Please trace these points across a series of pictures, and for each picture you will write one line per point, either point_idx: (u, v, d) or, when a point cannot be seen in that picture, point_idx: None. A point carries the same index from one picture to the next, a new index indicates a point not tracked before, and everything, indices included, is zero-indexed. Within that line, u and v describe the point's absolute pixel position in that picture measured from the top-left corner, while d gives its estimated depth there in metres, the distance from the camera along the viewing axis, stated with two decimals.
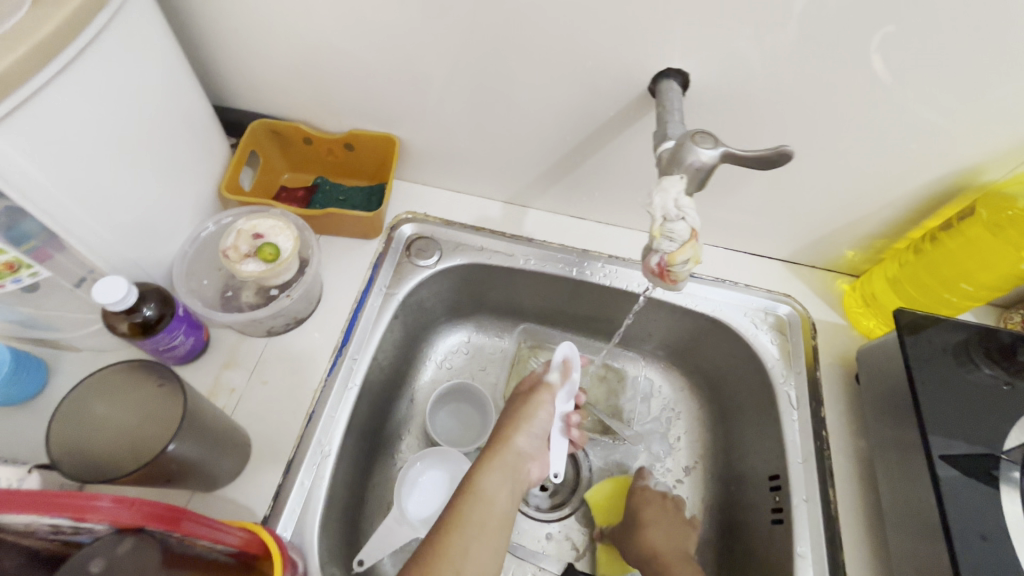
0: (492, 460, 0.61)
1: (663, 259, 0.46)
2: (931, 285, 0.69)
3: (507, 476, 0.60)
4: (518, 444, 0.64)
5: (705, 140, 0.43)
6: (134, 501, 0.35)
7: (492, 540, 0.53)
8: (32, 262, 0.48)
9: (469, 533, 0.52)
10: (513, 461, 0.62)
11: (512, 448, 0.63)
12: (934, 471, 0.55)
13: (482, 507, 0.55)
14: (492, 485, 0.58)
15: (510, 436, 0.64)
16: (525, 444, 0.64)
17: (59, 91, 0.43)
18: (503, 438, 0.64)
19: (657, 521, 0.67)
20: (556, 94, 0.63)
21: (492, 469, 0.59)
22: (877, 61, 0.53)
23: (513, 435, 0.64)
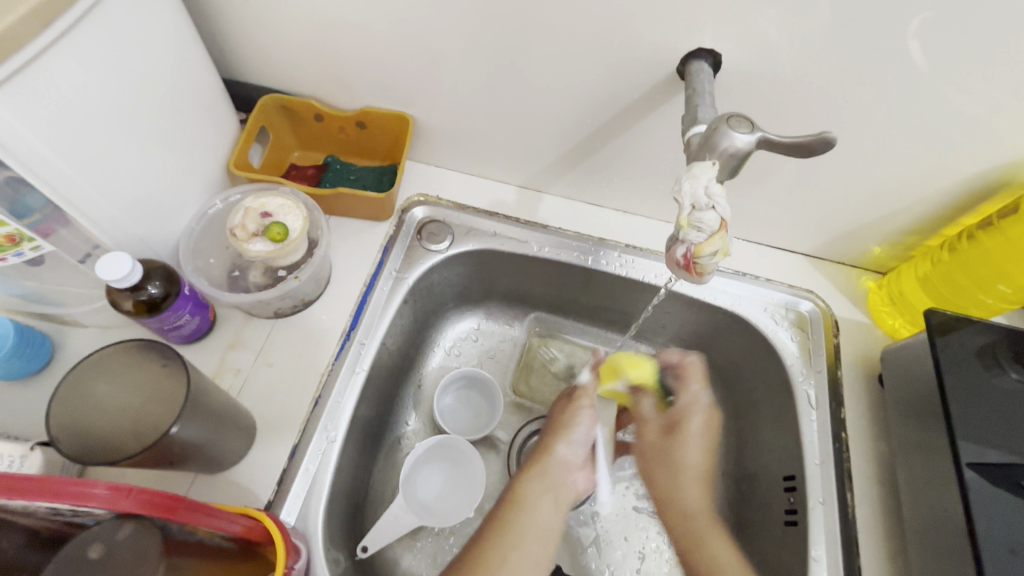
0: (540, 458, 0.65)
1: (690, 250, 0.43)
2: (964, 285, 0.66)
3: (550, 480, 0.63)
4: (561, 454, 0.66)
5: (740, 124, 0.41)
6: (132, 490, 0.33)
7: (532, 546, 0.57)
8: (35, 236, 0.47)
9: (512, 538, 0.56)
10: (557, 471, 0.64)
11: (553, 459, 0.65)
12: (962, 478, 0.53)
13: (524, 514, 0.59)
14: (533, 491, 0.61)
15: (554, 448, 0.66)
16: (569, 454, 0.66)
17: (62, 58, 0.41)
18: (547, 447, 0.66)
19: (701, 412, 0.71)
20: (579, 74, 0.60)
21: (538, 477, 0.63)
22: (916, 48, 0.50)
23: (556, 446, 0.66)
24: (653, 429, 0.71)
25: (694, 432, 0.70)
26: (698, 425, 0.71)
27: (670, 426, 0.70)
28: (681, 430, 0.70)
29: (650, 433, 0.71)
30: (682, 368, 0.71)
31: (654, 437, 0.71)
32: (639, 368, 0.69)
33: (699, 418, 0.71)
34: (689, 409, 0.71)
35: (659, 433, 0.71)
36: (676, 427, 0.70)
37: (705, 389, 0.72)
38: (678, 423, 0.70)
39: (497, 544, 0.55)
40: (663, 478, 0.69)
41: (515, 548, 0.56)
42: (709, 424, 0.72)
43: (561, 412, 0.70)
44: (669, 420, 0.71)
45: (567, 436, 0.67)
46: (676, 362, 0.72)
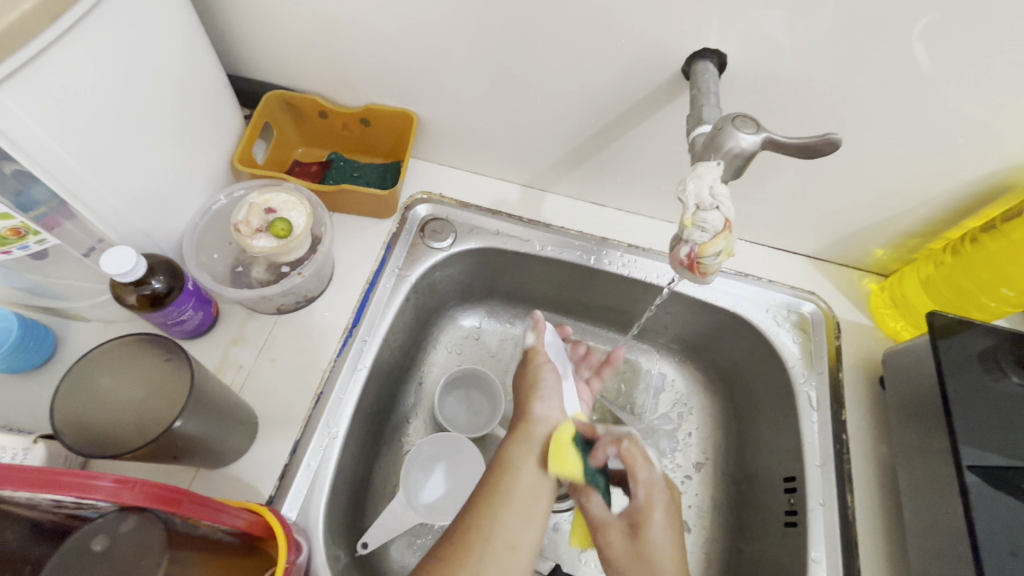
0: (521, 423, 0.62)
1: (693, 250, 0.43)
2: (968, 288, 0.66)
3: (535, 439, 0.60)
4: (538, 413, 0.62)
5: (746, 124, 0.41)
6: (137, 483, 0.33)
7: (524, 505, 0.55)
8: (41, 230, 0.47)
9: (502, 502, 0.54)
10: (543, 429, 0.61)
11: (534, 418, 0.62)
12: (962, 480, 0.53)
13: (511, 478, 0.56)
14: (518, 457, 0.58)
15: (530, 408, 0.63)
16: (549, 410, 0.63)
17: (71, 54, 0.41)
18: (524, 411, 0.63)
19: (660, 502, 0.58)
20: (583, 74, 0.60)
21: (522, 441, 0.59)
22: (921, 52, 0.50)
23: (532, 404, 0.63)
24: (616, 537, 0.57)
25: (656, 524, 0.56)
26: (661, 519, 0.56)
27: (631, 525, 0.57)
28: (643, 524, 0.56)
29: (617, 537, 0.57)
30: (624, 450, 0.60)
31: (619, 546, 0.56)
32: (568, 458, 0.57)
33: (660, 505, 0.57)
34: (646, 501, 0.58)
35: (622, 540, 0.56)
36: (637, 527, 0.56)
37: (651, 474, 0.59)
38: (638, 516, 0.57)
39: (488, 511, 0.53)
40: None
41: (508, 514, 0.53)
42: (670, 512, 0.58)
43: (524, 375, 0.67)
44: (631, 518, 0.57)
45: (540, 396, 0.64)
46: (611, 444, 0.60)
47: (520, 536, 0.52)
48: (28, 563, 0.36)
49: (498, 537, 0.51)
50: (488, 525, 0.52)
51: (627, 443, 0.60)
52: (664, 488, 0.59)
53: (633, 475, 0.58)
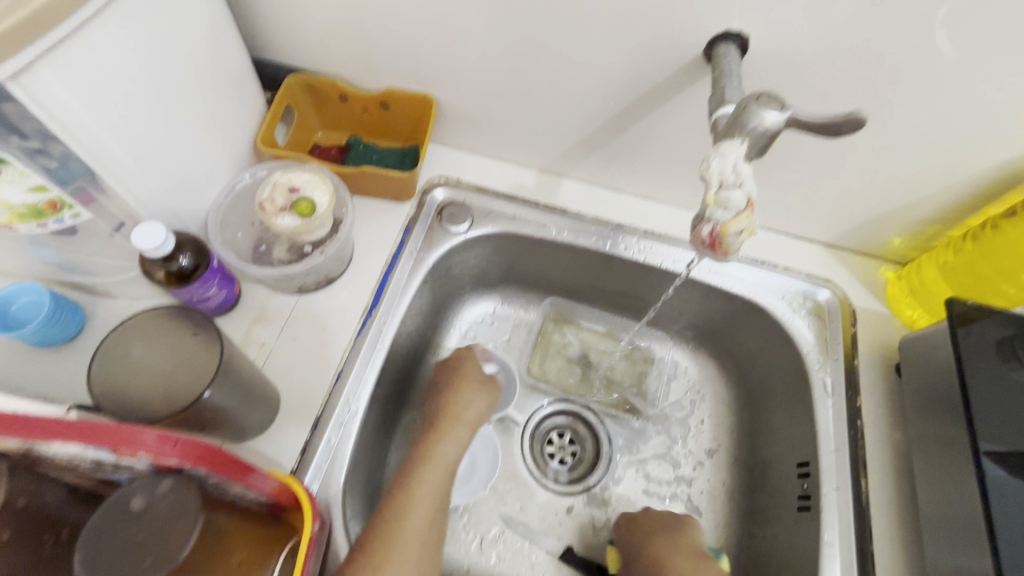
0: (442, 419, 0.62)
1: (715, 229, 0.43)
2: (989, 276, 0.66)
3: (460, 438, 0.61)
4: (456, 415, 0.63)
5: (771, 102, 0.41)
6: (178, 440, 0.34)
7: (431, 511, 0.54)
8: (75, 203, 0.47)
9: (412, 506, 0.53)
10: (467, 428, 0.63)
11: (457, 415, 0.63)
12: (981, 469, 0.53)
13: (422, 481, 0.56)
14: (434, 457, 0.58)
15: (459, 407, 0.64)
16: (474, 412, 0.64)
17: (108, 29, 0.42)
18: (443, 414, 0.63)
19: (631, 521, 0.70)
20: (604, 57, 0.60)
21: (448, 436, 0.60)
22: (943, 38, 0.50)
23: (461, 404, 0.64)
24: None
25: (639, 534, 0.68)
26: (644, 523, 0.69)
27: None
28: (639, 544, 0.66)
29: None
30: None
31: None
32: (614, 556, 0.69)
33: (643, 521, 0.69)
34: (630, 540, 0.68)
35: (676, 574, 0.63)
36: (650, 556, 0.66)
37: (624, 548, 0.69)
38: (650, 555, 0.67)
39: (406, 501, 0.53)
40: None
41: (421, 508, 0.53)
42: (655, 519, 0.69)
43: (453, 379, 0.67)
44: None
45: (466, 396, 0.65)
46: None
47: (433, 530, 0.53)
48: (65, 525, 0.38)
49: (412, 537, 0.51)
50: (405, 518, 0.52)
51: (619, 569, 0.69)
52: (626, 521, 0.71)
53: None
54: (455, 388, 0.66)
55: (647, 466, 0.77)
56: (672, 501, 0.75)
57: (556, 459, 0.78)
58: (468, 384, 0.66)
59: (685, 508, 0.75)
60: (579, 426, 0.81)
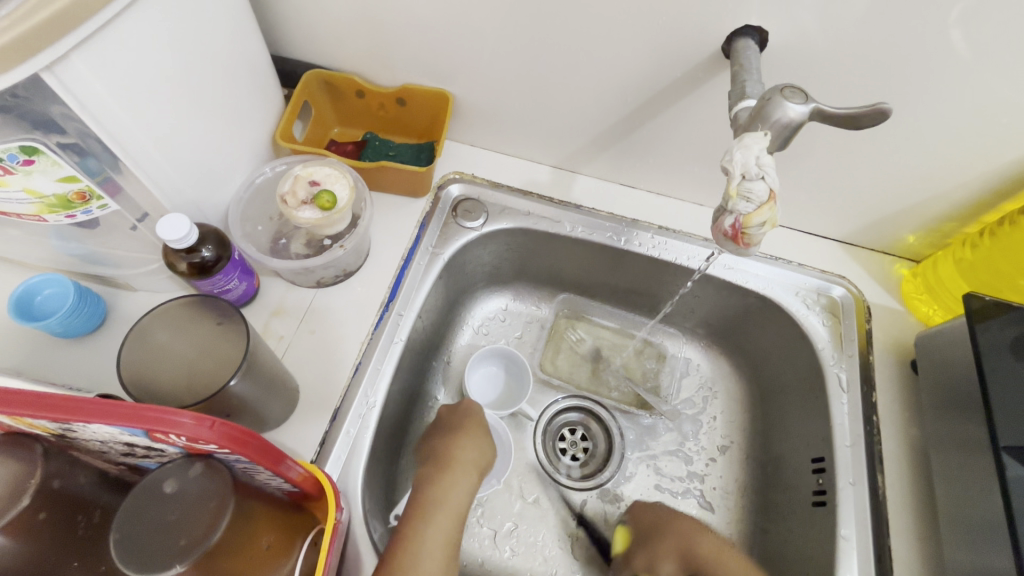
0: (445, 465, 0.60)
1: (738, 221, 0.44)
2: (1009, 272, 0.65)
3: (467, 484, 0.59)
4: (463, 458, 0.61)
5: (795, 94, 0.41)
6: (214, 422, 0.34)
7: (443, 558, 0.53)
8: (103, 194, 0.48)
9: (422, 552, 0.52)
10: (472, 473, 0.61)
11: (463, 460, 0.61)
12: (1003, 469, 0.52)
13: (432, 526, 0.54)
14: (443, 499, 0.57)
15: (463, 452, 0.62)
16: (479, 457, 0.62)
17: (137, 21, 0.43)
18: (449, 457, 0.61)
19: (699, 530, 0.64)
20: (620, 54, 0.60)
21: (456, 480, 0.59)
22: (958, 37, 0.50)
23: (466, 449, 0.62)
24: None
25: (705, 545, 0.63)
26: (707, 541, 0.63)
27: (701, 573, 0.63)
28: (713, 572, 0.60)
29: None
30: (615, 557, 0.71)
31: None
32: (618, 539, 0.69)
33: (700, 540, 0.63)
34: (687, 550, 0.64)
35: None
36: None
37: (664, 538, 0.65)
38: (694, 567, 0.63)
39: (416, 549, 0.52)
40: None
41: (431, 553, 0.52)
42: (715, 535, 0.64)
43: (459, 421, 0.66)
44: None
45: (470, 441, 0.63)
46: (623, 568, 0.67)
47: None
48: (97, 506, 0.38)
49: None
50: (417, 568, 0.50)
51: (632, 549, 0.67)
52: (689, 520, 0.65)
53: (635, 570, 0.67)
54: (458, 433, 0.64)
55: (659, 462, 0.77)
56: (685, 497, 0.75)
57: (569, 455, 0.78)
58: (472, 429, 0.64)
59: (698, 504, 0.75)
60: (592, 423, 0.80)
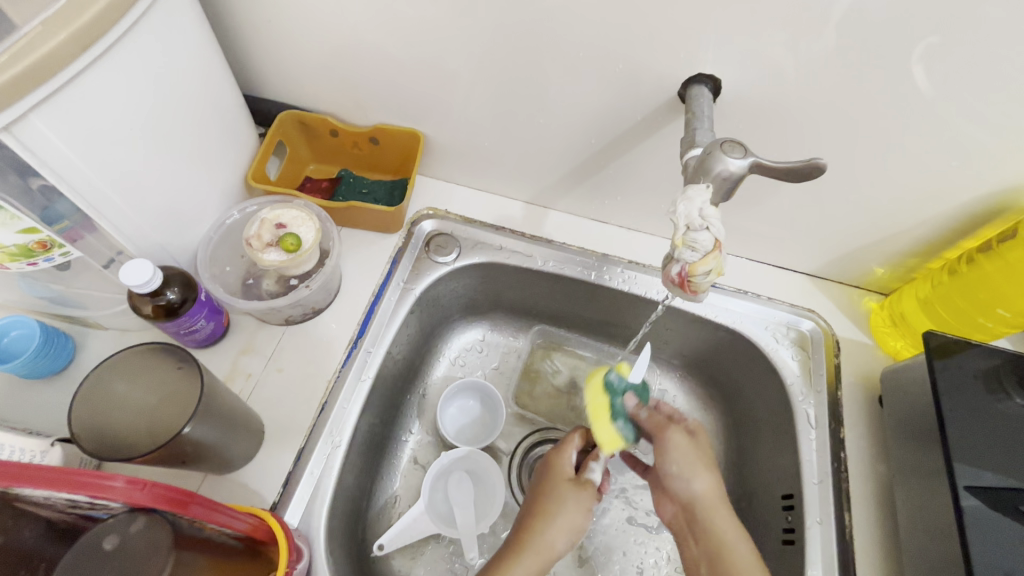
0: (526, 544, 0.54)
1: (684, 270, 0.45)
2: (966, 309, 0.66)
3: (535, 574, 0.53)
4: (548, 538, 0.54)
5: (734, 149, 0.43)
6: (146, 484, 0.36)
7: None
8: (64, 242, 0.49)
9: None
10: (546, 564, 0.54)
11: (542, 545, 0.54)
12: (958, 501, 0.53)
13: None
14: None
15: (551, 541, 0.54)
16: (570, 538, 0.55)
17: (101, 76, 0.44)
18: (530, 535, 0.54)
19: (725, 514, 0.55)
20: (585, 97, 0.62)
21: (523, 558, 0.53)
22: (920, 73, 0.51)
23: (551, 535, 0.54)
24: (665, 498, 0.60)
25: (733, 542, 0.53)
26: (728, 531, 0.54)
27: (690, 510, 0.57)
28: (726, 572, 0.53)
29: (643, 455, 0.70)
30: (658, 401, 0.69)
31: (653, 489, 0.62)
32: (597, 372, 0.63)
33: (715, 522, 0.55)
34: (707, 502, 0.56)
35: (693, 545, 0.57)
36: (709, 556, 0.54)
37: (708, 465, 0.57)
38: (690, 503, 0.56)
39: None
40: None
41: None
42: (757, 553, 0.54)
43: (551, 482, 0.59)
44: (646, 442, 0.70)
45: (563, 528, 0.55)
46: (651, 413, 0.60)
47: None
48: (43, 560, 0.38)
49: None
50: None
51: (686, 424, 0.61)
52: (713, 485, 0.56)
53: (637, 413, 0.60)
54: (550, 508, 0.56)
55: (632, 496, 0.76)
56: (659, 530, 0.74)
57: None
58: (557, 502, 0.57)
59: (673, 539, 0.74)
60: None
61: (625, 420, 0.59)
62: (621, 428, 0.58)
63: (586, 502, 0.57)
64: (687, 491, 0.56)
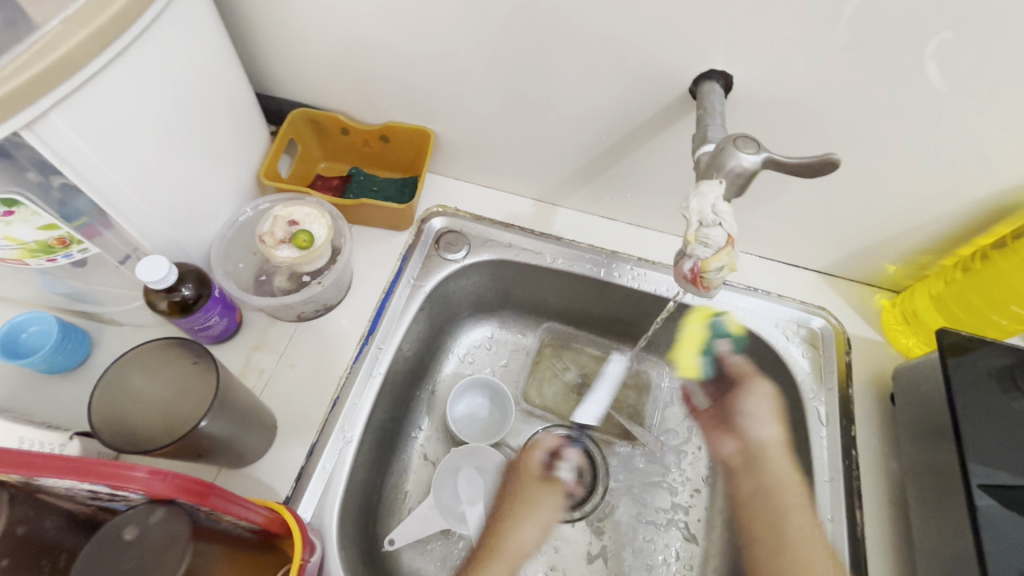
0: (498, 548, 0.66)
1: (697, 266, 0.46)
2: (980, 306, 0.65)
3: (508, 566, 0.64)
4: (515, 536, 0.67)
5: (747, 144, 0.43)
6: (167, 474, 0.37)
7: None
8: (81, 238, 0.50)
9: None
10: (520, 558, 0.66)
11: (513, 541, 0.66)
12: (972, 499, 0.53)
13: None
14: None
15: (520, 536, 0.67)
16: (535, 531, 0.68)
17: (118, 75, 0.45)
18: (501, 534, 0.67)
19: (784, 461, 0.67)
20: (595, 94, 0.62)
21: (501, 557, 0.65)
22: (934, 68, 0.50)
23: (519, 533, 0.67)
24: (730, 438, 0.72)
25: (783, 483, 0.65)
26: (784, 475, 0.66)
27: (757, 453, 0.68)
28: (768, 501, 0.65)
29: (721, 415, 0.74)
30: (739, 370, 0.74)
31: (715, 431, 0.74)
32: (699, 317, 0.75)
33: (773, 467, 0.67)
34: (769, 446, 0.68)
35: (741, 479, 0.69)
36: (764, 490, 0.66)
37: (780, 422, 0.70)
38: (755, 448, 0.69)
39: None
40: (765, 529, 0.64)
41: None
42: (804, 501, 0.63)
43: (523, 485, 0.71)
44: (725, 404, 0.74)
45: (530, 526, 0.68)
46: (737, 362, 0.74)
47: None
48: (61, 551, 0.39)
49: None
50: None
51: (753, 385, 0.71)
52: (780, 441, 0.69)
53: (727, 359, 0.75)
54: (518, 508, 0.69)
55: (641, 493, 0.76)
56: (668, 527, 0.74)
57: None
58: (526, 500, 0.70)
59: (682, 536, 0.74)
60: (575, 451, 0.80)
61: (709, 359, 0.76)
62: (701, 362, 0.77)
63: (555, 497, 0.72)
64: (761, 436, 0.69)
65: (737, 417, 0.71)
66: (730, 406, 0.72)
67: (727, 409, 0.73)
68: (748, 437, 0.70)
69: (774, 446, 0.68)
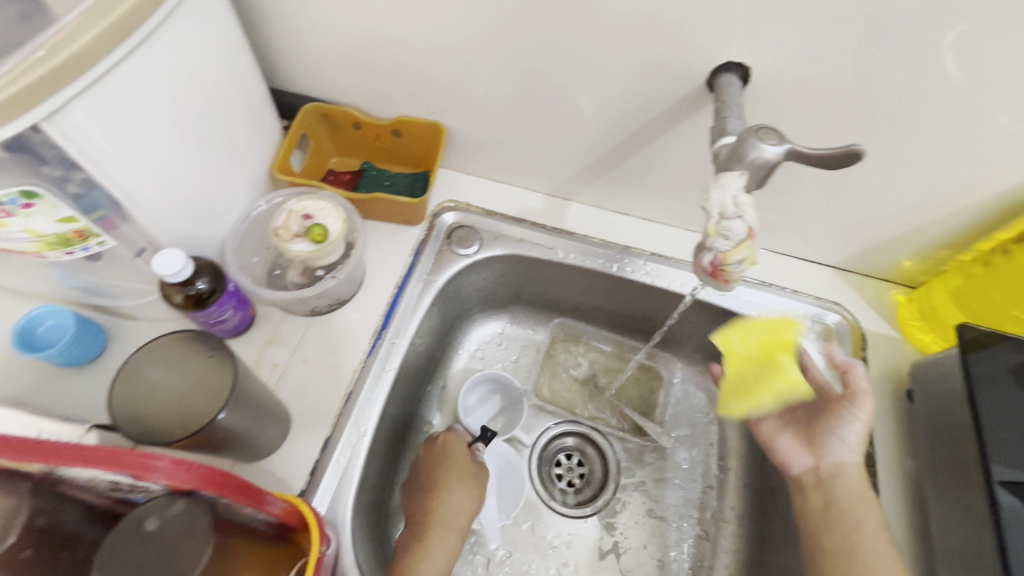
0: (427, 521, 0.58)
1: (717, 258, 0.46)
2: (1002, 302, 0.65)
3: (443, 531, 0.58)
4: (440, 501, 0.60)
5: (769, 136, 0.42)
6: (191, 465, 0.37)
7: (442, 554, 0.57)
8: (99, 231, 0.50)
9: None
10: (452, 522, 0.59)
11: (440, 511, 0.59)
12: (994, 497, 0.52)
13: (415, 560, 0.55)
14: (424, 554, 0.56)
15: (446, 500, 0.60)
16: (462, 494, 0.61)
17: (136, 68, 0.45)
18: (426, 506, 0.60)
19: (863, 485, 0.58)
20: (609, 87, 0.61)
21: (434, 548, 0.57)
22: (950, 61, 0.50)
23: (444, 499, 0.60)
24: (807, 452, 0.61)
25: (864, 510, 0.56)
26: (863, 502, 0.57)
27: (835, 474, 0.59)
28: (844, 523, 0.56)
29: (804, 428, 0.63)
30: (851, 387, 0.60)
31: (790, 442, 0.63)
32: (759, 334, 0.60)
33: (851, 490, 0.57)
34: (852, 470, 0.59)
35: (813, 498, 0.59)
36: (833, 512, 0.57)
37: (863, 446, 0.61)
38: (833, 469, 0.59)
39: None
40: (832, 553, 0.55)
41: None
42: (876, 524, 0.56)
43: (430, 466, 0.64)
44: (815, 420, 0.62)
45: (452, 490, 0.61)
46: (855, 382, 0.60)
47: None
48: (82, 542, 0.40)
49: None
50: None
51: (858, 405, 0.59)
52: (861, 468, 0.59)
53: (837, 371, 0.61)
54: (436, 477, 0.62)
55: (654, 490, 0.76)
56: (680, 524, 0.74)
57: (564, 481, 0.77)
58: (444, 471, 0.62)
59: (695, 533, 0.73)
60: (588, 448, 0.80)
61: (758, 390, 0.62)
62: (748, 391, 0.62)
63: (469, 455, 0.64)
64: (839, 458, 0.59)
65: (821, 434, 0.61)
66: (816, 423, 0.62)
67: (817, 425, 0.62)
68: (825, 457, 0.60)
69: (852, 471, 0.59)
